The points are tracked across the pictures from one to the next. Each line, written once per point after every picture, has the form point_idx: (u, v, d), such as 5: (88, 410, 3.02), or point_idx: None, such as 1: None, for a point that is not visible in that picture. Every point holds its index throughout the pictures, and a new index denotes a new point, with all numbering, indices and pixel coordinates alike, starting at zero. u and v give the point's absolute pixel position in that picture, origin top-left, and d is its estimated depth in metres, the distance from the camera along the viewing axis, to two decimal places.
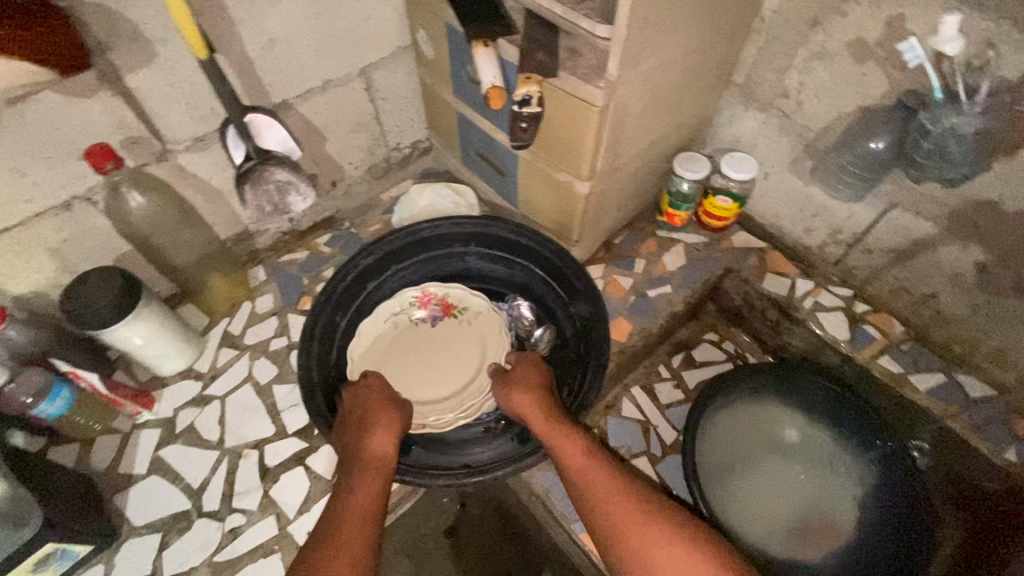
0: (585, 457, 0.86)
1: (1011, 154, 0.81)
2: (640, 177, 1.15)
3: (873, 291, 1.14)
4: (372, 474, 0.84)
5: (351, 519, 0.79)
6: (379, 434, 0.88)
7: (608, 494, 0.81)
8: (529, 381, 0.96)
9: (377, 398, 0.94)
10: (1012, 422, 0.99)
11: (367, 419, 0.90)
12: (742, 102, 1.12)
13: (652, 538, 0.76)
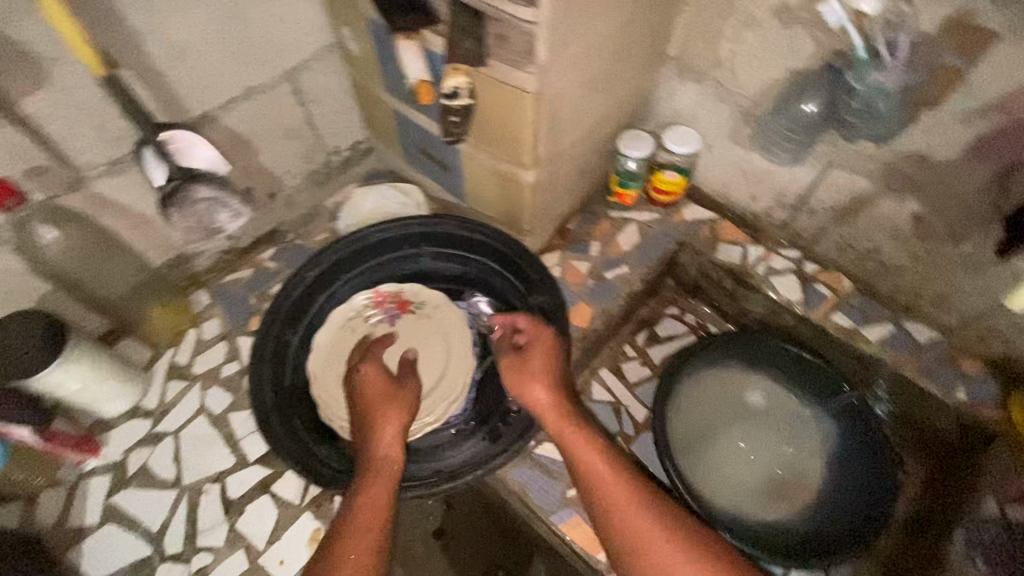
0: (599, 461, 0.87)
1: (933, 106, 0.83)
2: (585, 159, 1.13)
3: (820, 249, 1.17)
4: (383, 472, 0.86)
5: (363, 516, 0.82)
6: (388, 429, 0.89)
7: (620, 500, 0.83)
8: (543, 371, 0.94)
9: (381, 392, 0.92)
10: (959, 361, 1.04)
11: (373, 415, 0.90)
12: (679, 75, 1.12)
13: (662, 546, 0.79)
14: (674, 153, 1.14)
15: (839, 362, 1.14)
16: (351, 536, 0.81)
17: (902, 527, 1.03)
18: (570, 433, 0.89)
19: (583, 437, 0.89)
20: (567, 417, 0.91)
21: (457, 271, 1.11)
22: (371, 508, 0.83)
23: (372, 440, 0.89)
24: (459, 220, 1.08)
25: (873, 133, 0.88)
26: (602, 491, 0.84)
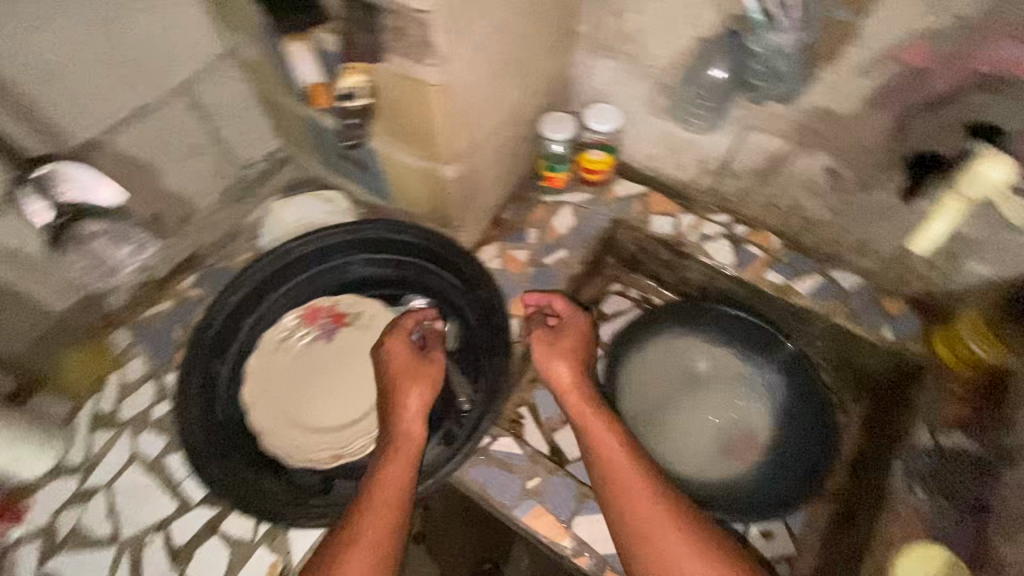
0: (617, 450, 0.85)
1: (829, 61, 0.86)
2: (509, 146, 1.11)
3: (748, 211, 1.19)
4: (405, 449, 0.84)
5: (381, 491, 0.80)
6: (413, 402, 0.87)
7: (636, 490, 0.81)
8: (572, 353, 0.96)
9: (404, 360, 0.90)
10: (884, 302, 1.09)
11: (397, 384, 0.88)
12: (592, 52, 1.11)
13: (674, 538, 0.77)
14: (597, 131, 1.14)
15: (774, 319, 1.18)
16: (367, 511, 0.78)
17: (850, 467, 1.08)
18: (592, 418, 0.89)
19: (603, 423, 0.88)
20: (589, 400, 0.91)
21: (389, 275, 1.06)
22: (391, 484, 0.80)
23: (398, 414, 0.87)
24: (384, 223, 1.04)
25: (782, 92, 0.91)
26: (618, 481, 0.82)
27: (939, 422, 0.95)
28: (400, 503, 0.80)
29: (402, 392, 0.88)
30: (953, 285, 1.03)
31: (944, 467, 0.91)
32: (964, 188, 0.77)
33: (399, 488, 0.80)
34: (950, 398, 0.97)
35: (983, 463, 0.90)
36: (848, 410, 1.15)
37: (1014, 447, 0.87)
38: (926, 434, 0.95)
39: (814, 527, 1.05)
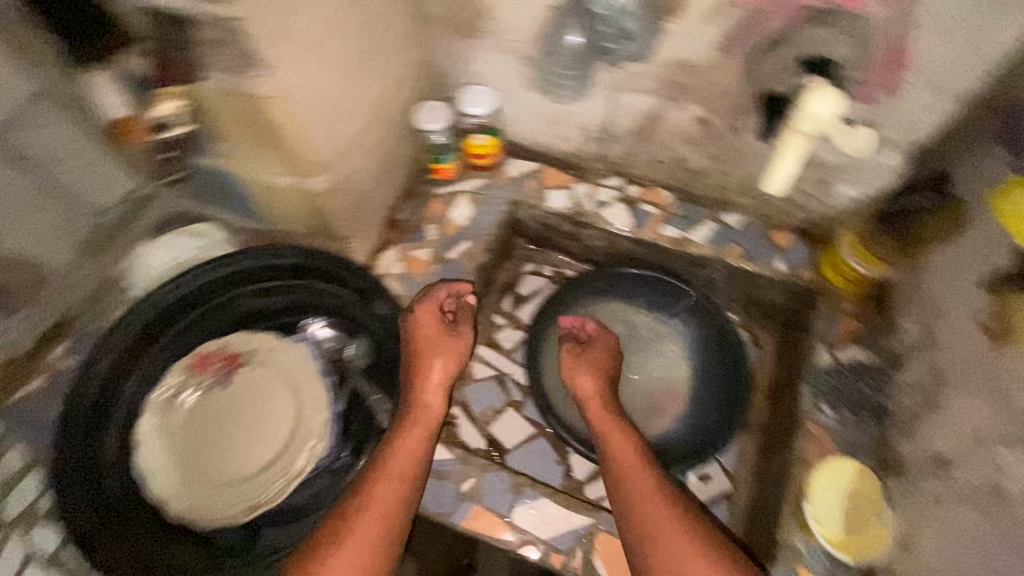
0: (633, 457, 0.87)
1: (673, 14, 0.86)
2: (384, 145, 1.06)
3: (636, 170, 1.21)
4: (423, 419, 0.89)
5: (399, 453, 0.85)
6: (432, 373, 0.94)
7: (644, 489, 0.83)
8: (598, 366, 1.02)
9: (432, 329, 0.97)
10: (772, 237, 1.13)
11: (425, 351, 0.96)
12: (451, 34, 1.07)
13: (673, 535, 0.78)
14: (474, 116, 1.11)
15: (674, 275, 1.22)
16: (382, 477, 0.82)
17: (769, 398, 1.13)
18: (613, 427, 0.93)
19: (623, 431, 0.92)
20: (610, 410, 0.96)
21: (276, 302, 1.00)
22: (408, 450, 0.85)
23: (421, 384, 0.93)
24: (257, 251, 0.97)
25: (637, 48, 0.90)
26: (629, 482, 0.85)
27: (834, 338, 1.01)
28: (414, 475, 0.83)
29: (424, 363, 0.95)
30: (831, 210, 1.08)
31: (846, 379, 0.96)
32: (801, 124, 0.67)
33: (415, 458, 0.85)
34: (844, 317, 1.03)
35: (876, 370, 0.97)
36: (759, 343, 1.21)
37: (903, 349, 0.94)
38: (826, 351, 1.00)
39: (746, 461, 1.10)
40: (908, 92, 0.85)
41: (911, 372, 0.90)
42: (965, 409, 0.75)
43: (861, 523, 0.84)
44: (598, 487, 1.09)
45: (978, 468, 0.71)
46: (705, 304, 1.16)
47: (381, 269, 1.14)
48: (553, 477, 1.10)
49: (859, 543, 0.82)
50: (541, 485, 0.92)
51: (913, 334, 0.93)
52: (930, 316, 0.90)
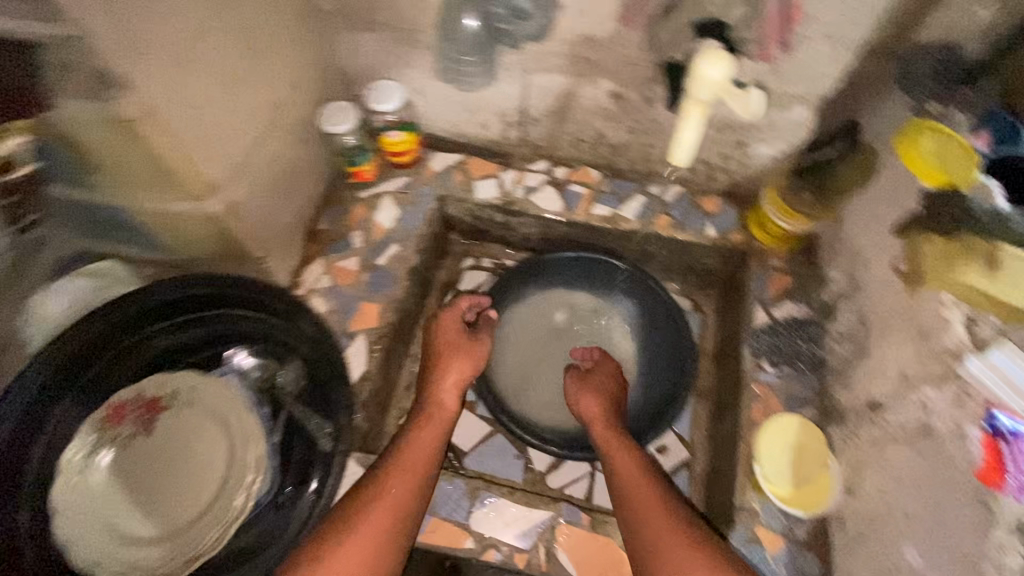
0: (629, 462, 0.87)
1: None
2: (291, 154, 1.00)
3: (561, 151, 1.19)
4: (438, 415, 0.94)
5: (412, 448, 0.87)
6: (450, 375, 0.99)
7: (644, 499, 0.81)
8: (603, 387, 1.01)
9: (455, 334, 1.03)
10: (701, 203, 1.14)
11: (444, 354, 1.01)
12: (347, 29, 1.02)
13: (663, 531, 0.76)
14: (384, 113, 1.06)
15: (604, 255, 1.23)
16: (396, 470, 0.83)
17: (715, 363, 1.14)
18: (616, 442, 0.91)
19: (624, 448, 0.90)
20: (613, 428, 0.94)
21: (192, 337, 0.94)
22: (422, 446, 0.87)
23: (438, 385, 0.98)
24: (159, 286, 0.91)
25: (537, 26, 0.88)
26: (626, 482, 0.84)
27: (768, 297, 1.02)
28: (423, 477, 0.84)
29: (442, 368, 1.00)
30: (752, 170, 1.09)
31: (782, 336, 0.97)
32: (697, 94, 0.61)
33: (428, 453, 0.87)
34: (775, 274, 1.04)
35: (810, 323, 0.98)
36: (701, 309, 1.22)
37: (832, 300, 0.96)
38: (762, 311, 1.01)
39: (701, 428, 1.11)
40: (804, 46, 0.86)
41: (842, 321, 0.92)
42: (894, 352, 0.77)
43: (808, 475, 0.85)
44: (560, 477, 1.07)
45: (907, 408, 0.72)
46: (643, 277, 1.14)
47: (308, 285, 1.08)
48: (513, 474, 1.07)
49: (808, 497, 0.84)
50: (494, 487, 0.90)
51: (840, 284, 0.95)
52: (853, 265, 0.92)
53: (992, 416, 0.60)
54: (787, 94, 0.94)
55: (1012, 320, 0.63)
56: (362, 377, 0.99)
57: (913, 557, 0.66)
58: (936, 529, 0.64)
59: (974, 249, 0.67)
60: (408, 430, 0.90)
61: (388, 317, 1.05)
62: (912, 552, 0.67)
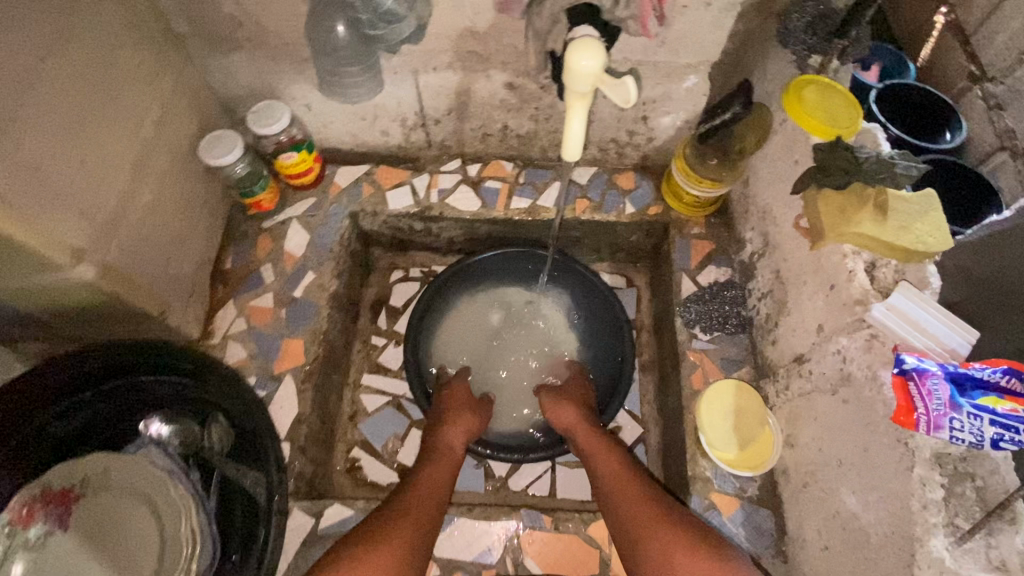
0: (621, 471, 0.85)
1: None
2: (173, 194, 0.92)
3: (470, 148, 1.15)
4: (446, 458, 0.89)
5: (421, 496, 0.81)
6: (460, 427, 0.94)
7: (640, 502, 0.79)
8: (581, 401, 1.00)
9: (467, 396, 1.01)
10: (616, 180, 1.13)
11: (454, 410, 0.97)
12: (213, 49, 0.95)
13: (661, 534, 0.73)
14: (269, 136, 0.98)
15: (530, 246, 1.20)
16: (404, 514, 0.76)
17: (654, 337, 1.16)
18: (601, 446, 0.90)
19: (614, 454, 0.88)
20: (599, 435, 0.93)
21: (88, 417, 0.84)
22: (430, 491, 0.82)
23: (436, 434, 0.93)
24: (46, 366, 0.79)
25: (411, 29, 0.85)
26: (621, 492, 0.82)
27: (692, 266, 1.03)
28: (430, 522, 0.78)
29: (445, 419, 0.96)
30: (659, 143, 1.10)
31: (709, 303, 0.99)
32: (575, 88, 0.59)
33: (437, 499, 0.81)
34: (696, 241, 1.06)
35: (734, 286, 1.00)
36: (635, 284, 1.23)
37: (750, 259, 0.99)
38: (688, 280, 1.02)
39: (651, 402, 1.13)
40: (683, 13, 0.86)
41: (761, 280, 0.95)
42: (810, 306, 0.80)
43: (751, 435, 0.87)
44: (521, 478, 1.05)
45: (827, 358, 0.75)
46: (569, 262, 1.13)
47: (222, 331, 1.00)
48: (474, 485, 1.04)
49: (753, 456, 0.86)
50: (453, 507, 0.88)
51: (755, 243, 0.97)
52: (764, 224, 0.94)
53: (900, 359, 0.61)
54: (676, 63, 0.94)
55: (910, 259, 0.69)
56: (296, 419, 0.94)
57: (849, 501, 0.69)
58: (867, 470, 0.67)
59: (863, 200, 0.71)
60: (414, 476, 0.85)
61: (315, 351, 0.99)
62: (849, 496, 0.70)
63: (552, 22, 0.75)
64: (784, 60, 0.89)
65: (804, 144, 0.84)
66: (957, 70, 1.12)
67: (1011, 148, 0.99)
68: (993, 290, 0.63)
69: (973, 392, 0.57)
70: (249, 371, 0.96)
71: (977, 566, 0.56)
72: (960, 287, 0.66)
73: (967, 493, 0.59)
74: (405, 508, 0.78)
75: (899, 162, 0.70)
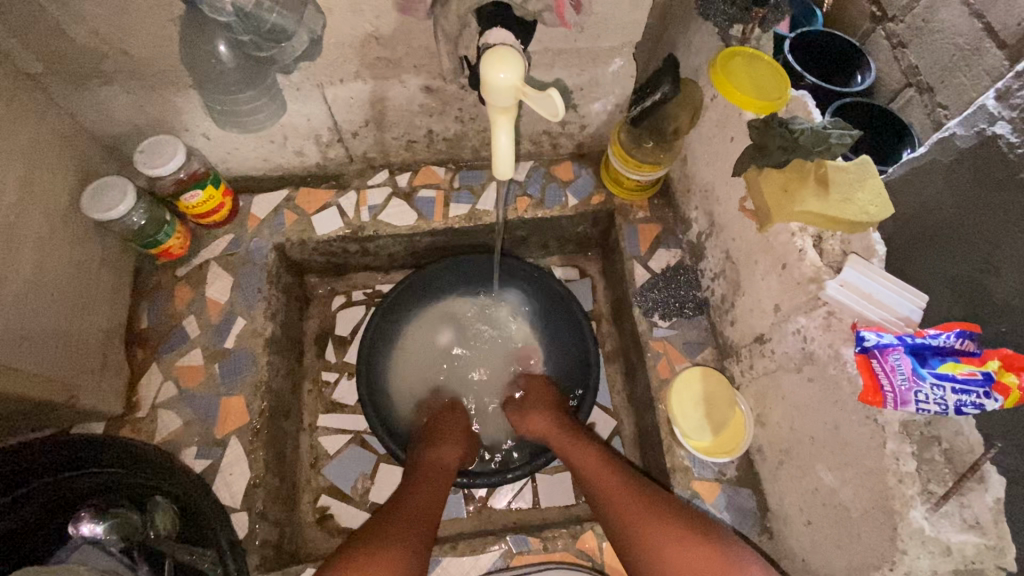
0: (598, 460, 0.83)
1: None
2: (58, 256, 0.81)
3: (396, 158, 1.07)
4: (433, 479, 0.85)
5: (413, 512, 0.77)
6: (446, 448, 0.91)
7: (623, 490, 0.77)
8: (547, 402, 0.97)
9: (453, 423, 0.98)
10: (554, 172, 1.09)
11: (437, 436, 0.94)
12: (79, 84, 0.83)
13: (649, 520, 0.72)
14: (164, 176, 0.86)
15: (478, 251, 1.14)
16: (394, 536, 0.72)
17: (614, 325, 1.14)
18: (578, 440, 0.88)
19: (590, 447, 0.86)
20: (573, 430, 0.91)
21: None
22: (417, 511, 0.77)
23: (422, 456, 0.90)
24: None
25: (304, 45, 0.79)
26: (601, 481, 0.80)
27: (642, 252, 1.01)
28: (420, 542, 0.73)
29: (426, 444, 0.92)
30: (592, 129, 1.06)
31: (665, 289, 0.97)
32: (497, 104, 0.55)
33: (427, 515, 0.77)
34: (643, 226, 1.03)
35: (685, 269, 0.99)
36: (589, 274, 1.20)
37: (698, 239, 0.97)
38: (641, 268, 1.00)
39: (620, 393, 1.11)
40: None
41: (712, 260, 0.93)
42: (766, 285, 0.79)
43: (723, 420, 0.86)
44: (502, 496, 1.01)
45: (789, 337, 0.75)
46: (514, 262, 1.08)
47: (149, 401, 0.89)
48: (456, 511, 0.99)
49: (727, 441, 0.86)
50: (437, 547, 0.84)
51: (700, 223, 0.96)
52: (707, 203, 0.93)
53: (861, 337, 0.60)
54: (599, 47, 0.90)
55: (854, 230, 0.68)
56: (249, 484, 0.85)
57: (826, 477, 0.70)
58: (840, 448, 0.67)
59: (805, 174, 0.71)
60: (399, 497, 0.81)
61: (259, 405, 0.90)
62: (825, 473, 0.70)
63: (461, 25, 0.70)
64: (706, 32, 0.86)
65: (738, 120, 0.82)
66: (862, 16, 1.16)
67: (916, 84, 1.06)
68: (913, 226, 0.69)
69: (932, 361, 0.58)
70: (187, 441, 0.87)
71: (953, 529, 0.57)
72: (887, 224, 0.72)
73: (936, 457, 0.59)
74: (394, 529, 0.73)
75: (833, 132, 0.69)
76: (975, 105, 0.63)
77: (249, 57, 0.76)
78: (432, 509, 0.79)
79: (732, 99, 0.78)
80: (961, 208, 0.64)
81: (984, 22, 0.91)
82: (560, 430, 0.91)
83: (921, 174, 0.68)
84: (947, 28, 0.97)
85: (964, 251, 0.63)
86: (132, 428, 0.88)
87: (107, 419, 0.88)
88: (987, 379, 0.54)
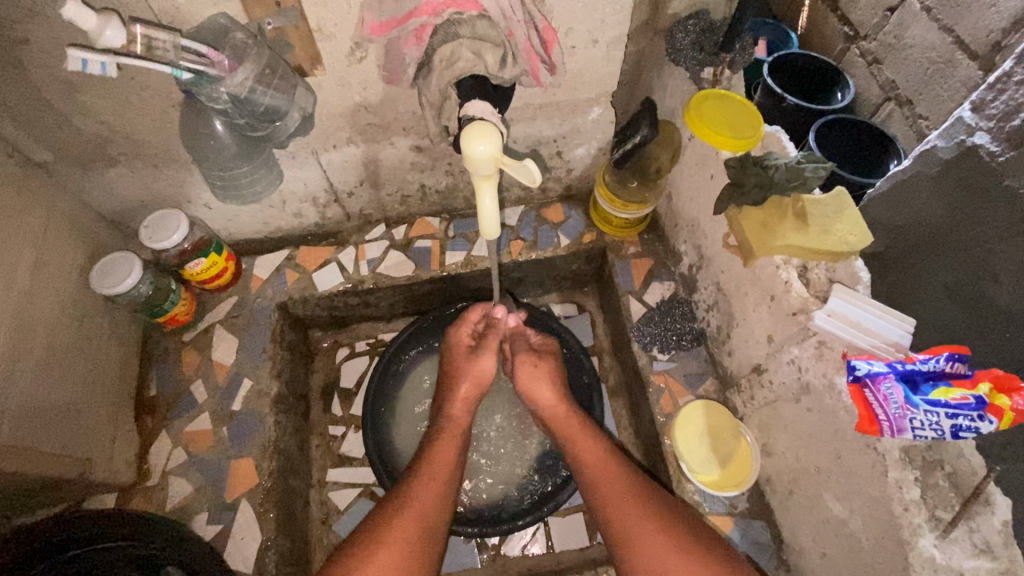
0: (599, 455, 0.82)
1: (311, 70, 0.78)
2: (69, 332, 0.83)
3: (392, 212, 1.11)
4: (451, 437, 0.85)
5: (432, 470, 0.79)
6: (458, 394, 0.91)
7: (617, 494, 0.77)
8: (555, 372, 0.93)
9: (461, 351, 0.95)
10: (544, 214, 1.12)
11: (451, 371, 0.94)
12: (87, 168, 0.87)
13: (649, 531, 0.72)
14: (167, 249, 0.89)
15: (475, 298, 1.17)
16: (404, 515, 0.73)
17: (616, 358, 1.14)
18: (576, 426, 0.87)
19: (589, 432, 0.86)
20: (573, 414, 0.89)
21: None
22: (436, 479, 0.78)
23: (450, 398, 0.91)
24: None
25: (297, 121, 0.81)
26: (602, 480, 0.79)
27: (636, 287, 1.03)
28: (435, 523, 0.75)
29: (454, 383, 0.92)
30: (578, 172, 1.09)
31: (661, 323, 0.98)
32: (478, 172, 0.58)
33: (447, 465, 0.81)
34: (634, 260, 1.06)
35: (680, 301, 1.00)
36: (586, 309, 1.21)
37: (689, 272, 0.99)
38: (636, 302, 1.02)
39: (628, 428, 1.10)
40: (573, 53, 0.85)
41: (705, 292, 0.95)
42: (758, 316, 0.80)
43: (729, 452, 0.86)
44: (516, 542, 1.00)
45: (786, 369, 0.76)
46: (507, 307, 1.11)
47: (160, 469, 0.90)
48: (469, 560, 0.99)
49: (734, 474, 0.85)
50: None
51: (690, 256, 0.98)
52: (695, 236, 0.95)
53: (852, 367, 0.61)
54: (577, 99, 0.94)
55: (837, 260, 0.70)
56: (260, 548, 0.85)
57: (835, 506, 0.70)
58: (845, 478, 0.68)
59: (784, 210, 0.73)
60: (427, 445, 0.84)
61: (268, 466, 0.91)
62: (834, 503, 0.70)
63: (443, 96, 0.72)
64: (679, 77, 0.90)
65: (716, 159, 0.85)
66: (836, 37, 1.20)
67: (896, 97, 1.09)
68: (910, 238, 0.70)
69: (924, 387, 0.58)
70: (199, 507, 0.87)
71: (965, 555, 0.56)
72: (879, 239, 0.74)
73: (940, 482, 0.59)
74: (407, 502, 0.75)
75: (806, 167, 0.72)
76: (952, 118, 0.65)
77: (242, 137, 0.80)
78: (450, 474, 0.80)
79: (711, 140, 0.81)
80: (953, 217, 0.65)
81: (954, 35, 0.95)
82: (562, 410, 0.90)
83: (907, 189, 0.70)
84: (919, 43, 1.01)
85: (961, 258, 0.65)
86: (143, 498, 0.88)
87: (120, 489, 0.89)
88: (979, 402, 0.54)
